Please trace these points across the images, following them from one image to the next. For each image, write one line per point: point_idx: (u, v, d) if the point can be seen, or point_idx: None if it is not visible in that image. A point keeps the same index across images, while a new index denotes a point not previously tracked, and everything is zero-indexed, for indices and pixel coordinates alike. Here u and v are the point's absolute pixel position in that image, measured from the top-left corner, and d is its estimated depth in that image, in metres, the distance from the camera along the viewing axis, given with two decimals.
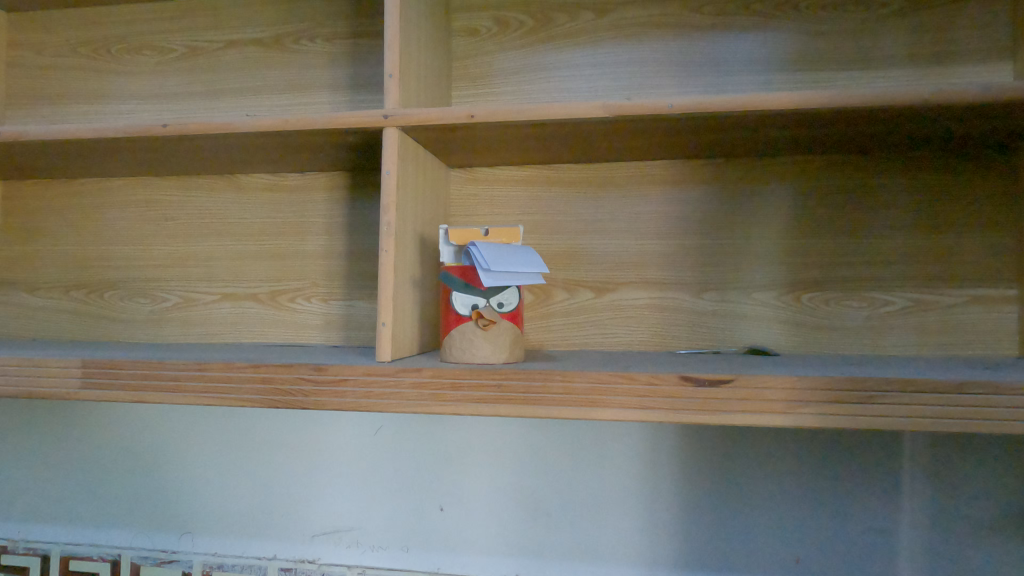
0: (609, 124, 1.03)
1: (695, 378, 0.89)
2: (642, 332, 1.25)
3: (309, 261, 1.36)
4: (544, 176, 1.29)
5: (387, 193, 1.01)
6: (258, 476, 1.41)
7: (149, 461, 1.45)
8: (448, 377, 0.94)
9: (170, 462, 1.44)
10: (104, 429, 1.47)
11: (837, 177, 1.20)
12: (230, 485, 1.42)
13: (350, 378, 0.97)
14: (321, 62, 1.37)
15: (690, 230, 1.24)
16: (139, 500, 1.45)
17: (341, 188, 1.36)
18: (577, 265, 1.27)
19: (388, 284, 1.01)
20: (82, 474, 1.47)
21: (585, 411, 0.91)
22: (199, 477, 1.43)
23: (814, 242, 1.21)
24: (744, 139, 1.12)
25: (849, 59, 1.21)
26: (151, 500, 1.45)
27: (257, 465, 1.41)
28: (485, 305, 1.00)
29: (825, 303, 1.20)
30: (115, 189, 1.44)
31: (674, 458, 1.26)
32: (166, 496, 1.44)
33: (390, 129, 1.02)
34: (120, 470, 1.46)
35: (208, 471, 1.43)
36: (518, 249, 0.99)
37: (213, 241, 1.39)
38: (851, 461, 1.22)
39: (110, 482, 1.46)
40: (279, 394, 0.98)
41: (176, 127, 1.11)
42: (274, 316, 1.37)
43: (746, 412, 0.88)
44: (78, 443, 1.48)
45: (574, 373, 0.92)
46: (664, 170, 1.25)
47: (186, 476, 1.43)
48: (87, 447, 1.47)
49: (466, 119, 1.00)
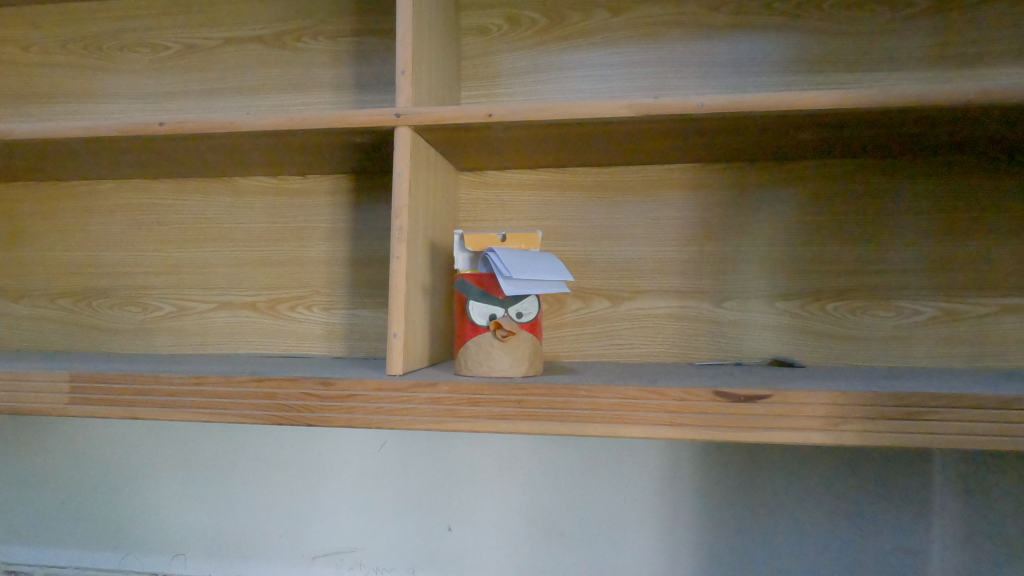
0: (633, 125, 0.97)
1: (730, 394, 0.84)
2: (660, 343, 1.20)
3: (309, 268, 1.30)
4: (558, 180, 1.24)
5: (398, 196, 0.95)
6: (255, 494, 1.34)
7: (140, 478, 1.38)
8: (464, 393, 0.88)
9: (162, 480, 1.37)
10: (92, 445, 1.40)
11: (859, 182, 1.16)
12: (226, 505, 1.35)
13: (359, 393, 0.91)
14: (324, 61, 1.31)
15: (710, 237, 1.19)
16: (129, 520, 1.38)
17: (344, 191, 1.30)
18: (593, 272, 1.22)
19: (399, 293, 0.95)
20: (68, 493, 1.40)
21: (611, 429, 0.85)
22: (192, 495, 1.36)
23: (841, 249, 1.16)
24: (771, 142, 1.07)
25: (875, 60, 1.16)
26: (140, 521, 1.37)
27: (254, 482, 1.34)
28: (503, 315, 0.94)
29: (851, 313, 1.15)
30: (105, 192, 1.37)
31: (694, 475, 1.21)
32: (158, 516, 1.37)
33: (401, 128, 0.97)
34: (108, 489, 1.39)
35: (201, 487, 1.36)
36: (539, 256, 0.94)
37: (210, 247, 1.33)
38: (877, 478, 1.17)
39: (98, 501, 1.39)
40: (282, 410, 0.92)
41: (172, 126, 1.04)
42: (272, 326, 1.31)
43: (786, 430, 0.82)
44: (63, 461, 1.40)
45: (600, 388, 0.86)
46: (683, 174, 1.20)
47: (179, 494, 1.36)
48: (72, 464, 1.40)
49: (484, 119, 0.94)
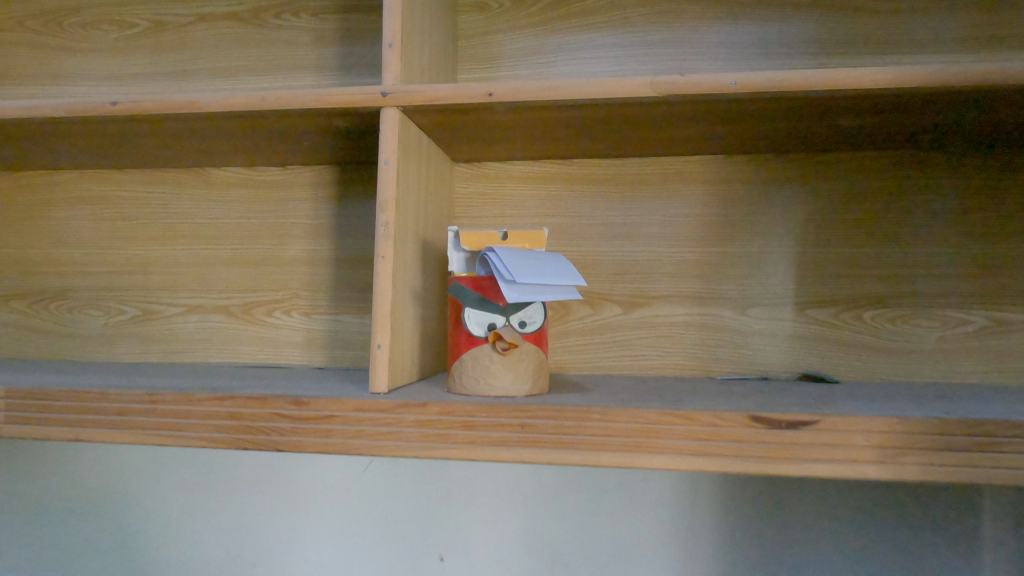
0: (652, 110, 0.84)
1: (769, 420, 0.72)
2: (677, 354, 1.08)
3: (288, 268, 1.17)
4: (564, 173, 1.11)
5: (384, 187, 0.83)
6: (230, 518, 1.22)
7: (105, 499, 1.26)
8: (458, 415, 0.76)
9: (129, 500, 1.25)
10: (55, 461, 1.28)
11: (900, 177, 1.03)
12: (198, 530, 1.23)
13: (337, 414, 0.79)
14: (306, 40, 1.19)
15: (734, 237, 1.07)
16: (93, 544, 1.26)
17: (328, 184, 1.17)
18: (603, 275, 1.10)
19: (385, 298, 0.83)
20: (30, 514, 1.29)
21: (629, 459, 0.73)
22: (161, 518, 1.24)
23: (880, 252, 1.04)
24: (807, 131, 0.94)
25: (919, 41, 1.05)
26: (105, 547, 1.25)
27: (228, 504, 1.22)
28: (504, 325, 0.81)
29: (890, 322, 1.03)
30: (65, 184, 1.24)
31: (715, 502, 1.09)
32: (124, 543, 1.25)
33: (389, 109, 0.84)
34: (71, 510, 1.27)
35: (171, 510, 1.24)
36: (546, 257, 0.81)
37: (179, 245, 1.21)
38: (914, 505, 1.07)
39: (61, 523, 1.27)
40: (248, 433, 0.80)
41: (126, 106, 0.91)
42: (247, 332, 1.18)
43: (835, 463, 0.70)
44: (24, 479, 1.29)
45: (616, 411, 0.74)
46: (704, 167, 1.08)
47: (148, 518, 1.24)
48: (35, 482, 1.29)
49: (483, 99, 0.82)
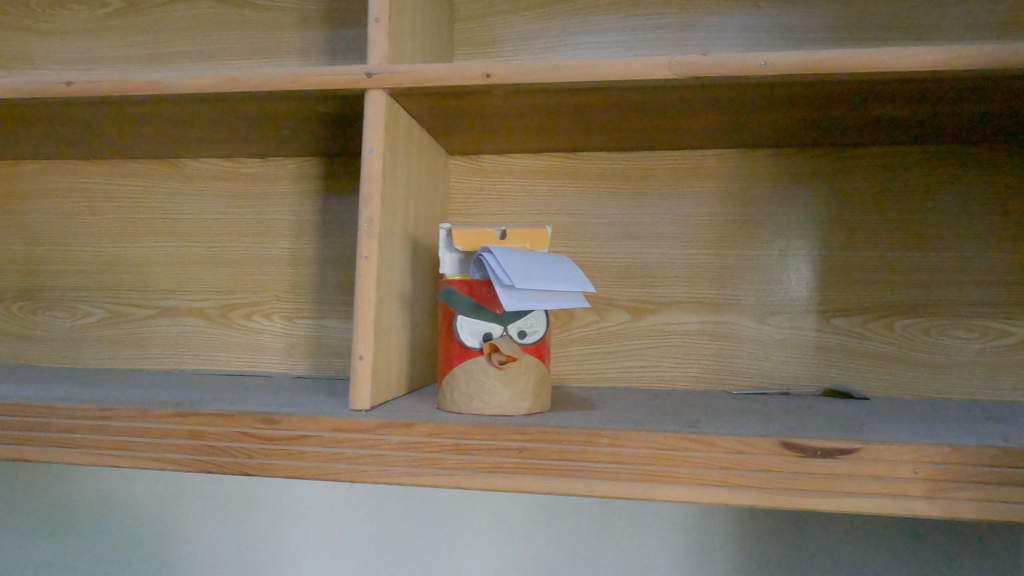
0: (668, 94, 0.75)
1: (802, 447, 0.63)
2: (690, 366, 0.99)
3: (268, 268, 1.09)
4: (568, 168, 1.03)
5: (368, 179, 0.74)
6: (216, 526, 1.18)
7: (86, 515, 1.22)
8: (449, 437, 0.68)
9: (110, 515, 1.21)
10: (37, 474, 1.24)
11: (936, 174, 0.94)
12: (186, 538, 1.19)
13: (312, 435, 0.70)
14: (290, 22, 1.10)
15: (752, 239, 0.98)
16: (75, 560, 1.22)
17: (312, 178, 1.08)
18: (609, 279, 1.01)
19: (367, 303, 0.73)
20: (13, 528, 1.25)
21: (642, 489, 0.65)
22: (143, 534, 1.20)
23: (913, 257, 0.95)
24: (839, 121, 0.84)
25: (958, 26, 0.96)
26: (89, 553, 1.22)
27: (213, 522, 1.18)
28: (501, 336, 0.72)
29: (924, 333, 0.94)
30: (30, 175, 1.15)
31: (722, 526, 1.04)
32: (108, 550, 1.21)
33: (374, 91, 0.75)
34: (53, 523, 1.23)
35: (157, 514, 1.20)
36: (550, 259, 0.72)
37: (152, 242, 1.12)
38: (936, 531, 1.01)
39: (44, 529, 1.24)
40: (212, 455, 0.71)
41: (80, 86, 0.81)
42: (224, 337, 1.09)
43: (878, 497, 0.62)
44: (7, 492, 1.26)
45: (627, 434, 0.65)
46: (719, 163, 0.99)
47: (132, 524, 1.20)
48: (17, 496, 1.25)
49: (480, 80, 0.72)
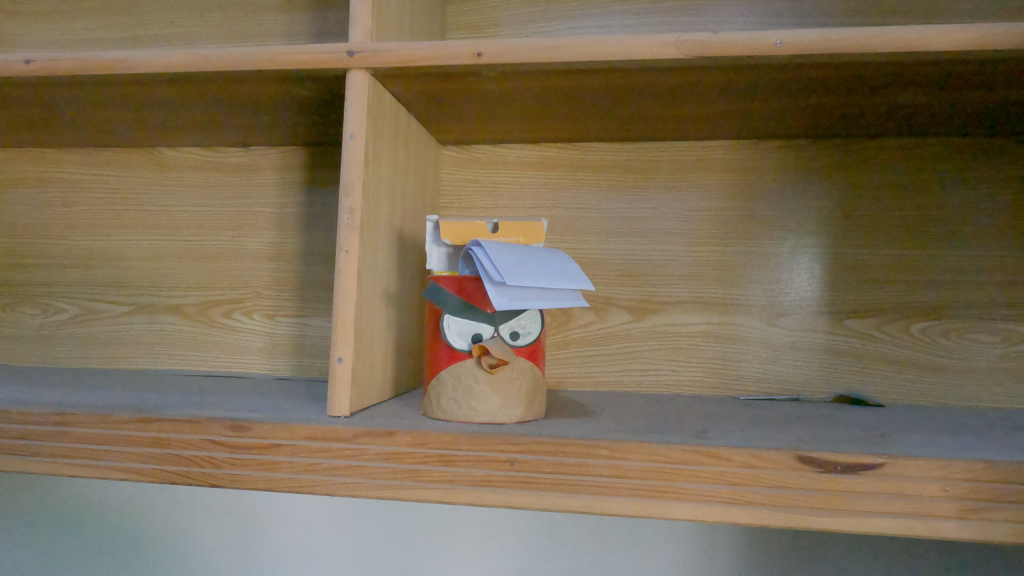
0: (674, 77, 0.70)
1: (819, 461, 0.57)
2: (694, 370, 0.93)
3: (249, 263, 1.03)
4: (567, 159, 0.97)
5: (349, 166, 0.68)
6: (196, 534, 1.12)
7: (59, 522, 1.16)
8: (433, 447, 0.62)
9: (84, 523, 1.15)
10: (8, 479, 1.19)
11: (957, 167, 0.89)
12: (163, 545, 1.13)
13: (286, 444, 0.64)
14: (274, 3, 1.04)
15: (761, 235, 0.93)
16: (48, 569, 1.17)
17: (296, 168, 1.03)
18: (609, 276, 0.95)
19: (348, 301, 0.68)
20: None
21: (644, 506, 0.59)
22: (118, 542, 1.14)
23: (931, 255, 0.89)
24: (856, 109, 0.79)
25: (980, 11, 0.90)
26: (63, 560, 1.16)
27: (192, 531, 1.12)
28: (491, 337, 0.66)
29: (943, 336, 0.89)
30: (2, 163, 1.10)
31: (727, 540, 0.99)
32: (83, 556, 1.15)
33: (357, 72, 0.69)
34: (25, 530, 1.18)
35: (133, 521, 1.14)
36: (545, 254, 0.67)
37: (128, 235, 1.06)
38: (953, 546, 0.96)
39: (16, 534, 1.18)
40: (178, 464, 0.65)
41: (39, 65, 0.75)
42: (202, 336, 1.03)
43: (903, 517, 0.56)
44: None
45: (628, 446, 0.60)
46: (726, 155, 0.94)
47: (107, 532, 1.15)
48: None
49: (471, 60, 0.67)
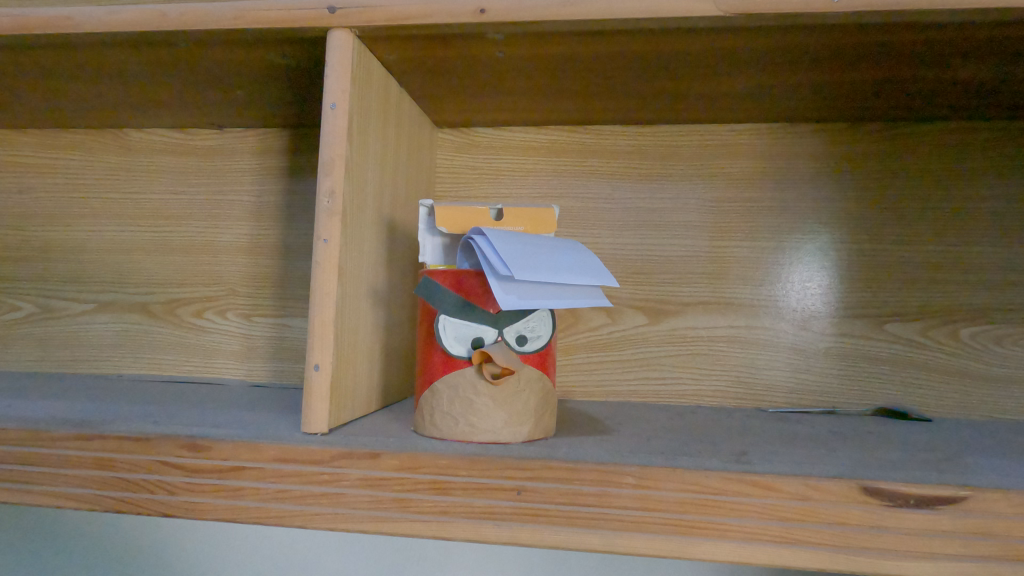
0: (703, 42, 0.60)
1: (888, 493, 0.48)
2: (717, 379, 0.84)
3: (223, 257, 0.93)
4: (576, 144, 0.87)
5: (329, 140, 0.58)
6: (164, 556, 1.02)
7: (14, 542, 1.06)
8: (426, 472, 0.52)
9: (41, 543, 1.05)
10: None
11: (1010, 156, 0.80)
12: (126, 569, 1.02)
13: (251, 466, 0.54)
14: None
15: (791, 230, 0.83)
16: None
17: (275, 152, 0.93)
18: (623, 274, 0.86)
19: (326, 298, 0.58)
20: None
21: (677, 546, 0.49)
22: (78, 566, 1.04)
23: (981, 253, 0.80)
24: (907, 85, 0.69)
25: None
26: None
27: (159, 555, 1.02)
28: (494, 342, 0.57)
29: (996, 343, 0.80)
30: None
31: (752, 569, 0.89)
32: None
33: (339, 32, 0.59)
34: None
35: (95, 543, 1.03)
36: (559, 245, 0.57)
37: (89, 226, 0.96)
38: None
39: None
40: (125, 490, 0.56)
41: None
42: (170, 338, 0.93)
43: (991, 562, 0.47)
44: None
45: (658, 473, 0.50)
46: (752, 140, 0.84)
47: (67, 554, 1.04)
48: None
49: (473, 18, 0.57)
